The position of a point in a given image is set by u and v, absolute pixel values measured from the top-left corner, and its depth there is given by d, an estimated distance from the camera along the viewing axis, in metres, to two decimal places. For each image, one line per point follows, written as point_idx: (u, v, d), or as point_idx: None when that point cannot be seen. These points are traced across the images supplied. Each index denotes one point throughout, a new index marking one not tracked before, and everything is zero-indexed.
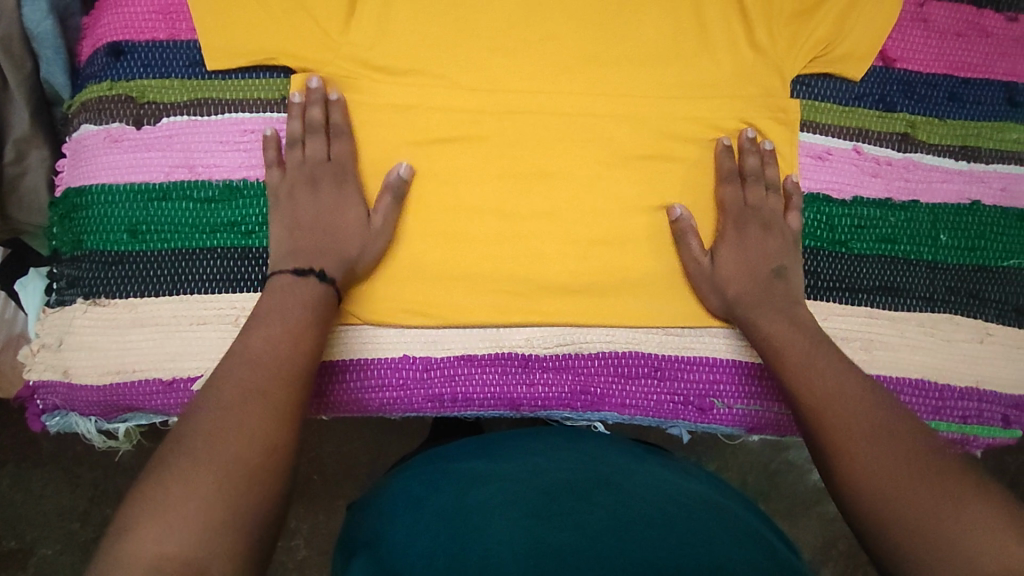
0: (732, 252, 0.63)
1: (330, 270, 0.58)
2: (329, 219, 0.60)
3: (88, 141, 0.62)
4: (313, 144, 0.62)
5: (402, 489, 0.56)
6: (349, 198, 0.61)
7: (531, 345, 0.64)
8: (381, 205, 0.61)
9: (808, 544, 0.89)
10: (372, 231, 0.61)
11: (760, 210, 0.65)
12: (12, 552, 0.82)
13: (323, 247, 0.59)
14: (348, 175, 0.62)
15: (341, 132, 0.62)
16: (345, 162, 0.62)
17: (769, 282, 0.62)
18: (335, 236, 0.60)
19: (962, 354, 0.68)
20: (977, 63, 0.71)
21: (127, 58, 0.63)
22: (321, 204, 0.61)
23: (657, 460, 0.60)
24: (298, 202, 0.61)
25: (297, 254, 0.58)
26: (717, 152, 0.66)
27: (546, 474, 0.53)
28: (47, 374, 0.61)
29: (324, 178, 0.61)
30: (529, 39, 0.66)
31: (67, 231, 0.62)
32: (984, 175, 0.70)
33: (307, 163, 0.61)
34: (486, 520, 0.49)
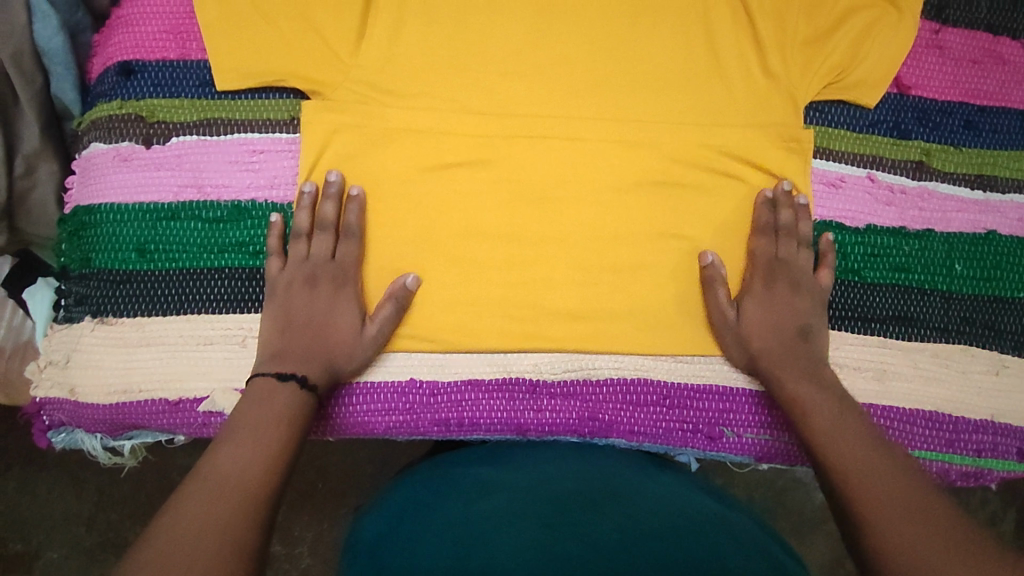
0: (758, 306, 0.62)
1: (311, 374, 0.56)
2: (322, 321, 0.59)
3: (98, 159, 0.63)
4: (319, 242, 0.61)
5: (402, 498, 0.55)
6: (349, 304, 0.60)
7: (538, 370, 0.64)
8: (379, 313, 0.60)
9: (816, 562, 0.88)
10: (363, 340, 0.60)
11: (791, 267, 0.63)
12: (17, 555, 0.82)
13: (310, 351, 0.58)
14: (348, 279, 0.61)
15: (351, 233, 0.61)
16: (347, 265, 0.61)
17: (794, 341, 0.61)
18: (324, 342, 0.59)
19: (977, 386, 0.67)
20: (993, 91, 0.71)
21: (137, 77, 0.64)
22: (315, 305, 0.60)
23: (665, 474, 0.58)
24: (294, 300, 0.60)
25: (285, 355, 0.57)
26: (757, 203, 0.65)
27: (551, 485, 0.52)
28: (53, 392, 0.61)
29: (321, 277, 0.60)
30: (540, 63, 0.66)
31: (76, 249, 0.62)
32: (1000, 205, 0.70)
33: (309, 261, 0.61)
34: (489, 528, 0.46)
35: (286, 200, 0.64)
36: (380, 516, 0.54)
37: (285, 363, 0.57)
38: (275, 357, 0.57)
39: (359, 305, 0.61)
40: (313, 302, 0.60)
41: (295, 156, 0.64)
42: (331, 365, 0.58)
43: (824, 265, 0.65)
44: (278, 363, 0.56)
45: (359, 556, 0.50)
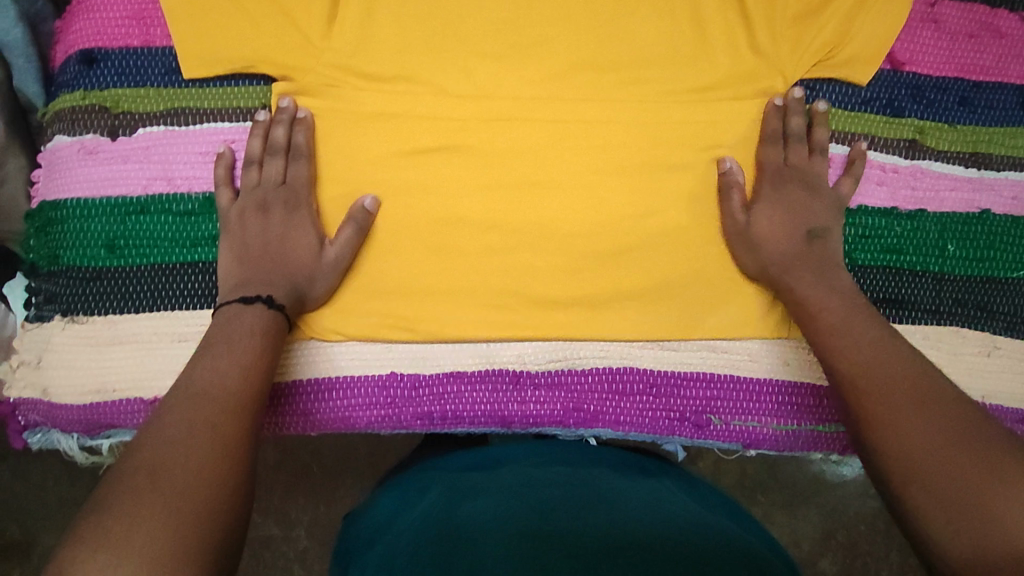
0: (773, 209, 0.61)
1: (278, 295, 0.56)
2: (277, 245, 0.58)
3: (63, 151, 0.61)
4: (269, 166, 0.59)
5: (394, 505, 0.54)
6: (305, 223, 0.59)
7: (522, 361, 0.62)
8: (339, 236, 0.59)
9: (808, 534, 0.88)
10: (324, 263, 0.58)
11: (802, 171, 0.63)
12: (15, 543, 0.81)
13: (270, 274, 0.56)
14: (301, 201, 0.59)
15: (301, 155, 0.60)
16: (298, 188, 0.59)
17: (809, 241, 0.60)
18: (284, 264, 0.57)
19: (967, 367, 0.66)
20: (988, 66, 0.68)
21: (100, 66, 0.61)
22: (269, 228, 0.58)
23: (655, 475, 0.57)
24: (248, 226, 0.58)
25: (245, 281, 0.56)
26: (766, 109, 0.64)
27: (538, 488, 0.50)
28: (27, 391, 0.60)
29: (273, 201, 0.59)
30: (519, 43, 0.63)
31: (43, 245, 0.60)
32: (994, 183, 0.68)
33: (260, 186, 0.59)
34: (476, 516, 0.47)
35: None
36: (366, 527, 0.54)
37: (248, 286, 0.55)
38: (236, 286, 0.56)
39: (317, 227, 0.59)
40: (267, 228, 0.58)
41: None
42: (294, 289, 0.57)
43: (848, 173, 0.64)
44: (240, 290, 0.55)
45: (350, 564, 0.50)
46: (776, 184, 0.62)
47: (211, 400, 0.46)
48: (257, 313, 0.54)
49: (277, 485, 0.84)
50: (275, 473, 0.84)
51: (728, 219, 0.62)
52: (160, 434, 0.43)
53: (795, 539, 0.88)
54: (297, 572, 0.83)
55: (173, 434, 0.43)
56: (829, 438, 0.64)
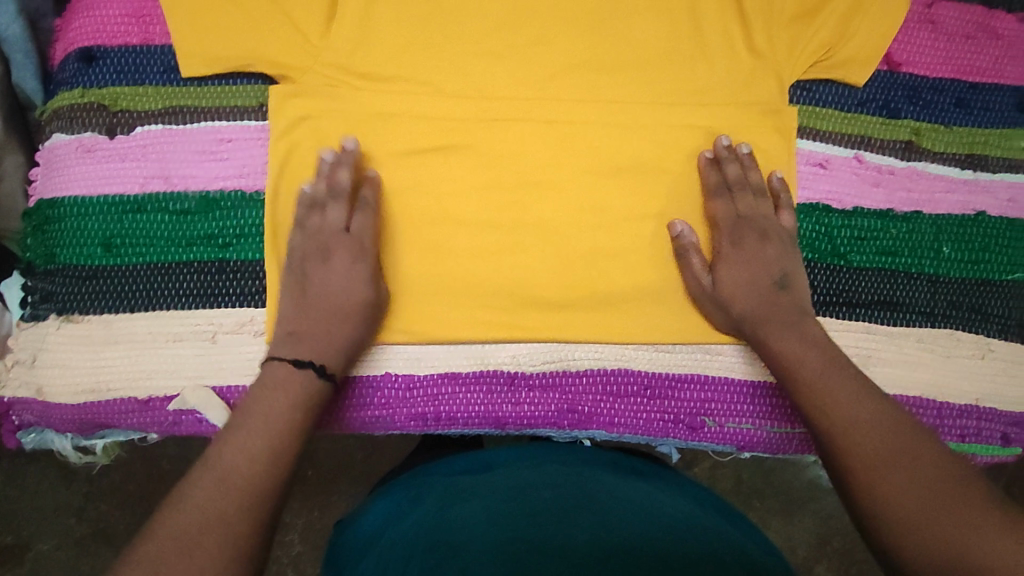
0: (733, 266, 0.60)
1: (327, 360, 0.54)
2: (336, 296, 0.57)
3: (60, 150, 0.61)
4: (333, 212, 0.58)
5: (390, 506, 0.54)
6: (361, 275, 0.57)
7: (517, 362, 0.62)
8: (384, 279, 0.58)
9: (803, 540, 0.88)
10: (377, 313, 0.57)
11: (755, 220, 0.62)
12: (9, 548, 0.81)
13: (326, 330, 0.55)
14: (363, 250, 0.58)
15: (364, 204, 0.59)
16: (362, 237, 0.58)
17: (773, 293, 0.59)
18: (342, 318, 0.56)
19: (961, 370, 0.66)
20: (985, 67, 0.69)
21: (99, 64, 0.61)
22: (330, 276, 0.57)
23: (646, 476, 0.57)
24: (311, 276, 0.57)
25: (300, 335, 0.55)
26: (701, 166, 0.63)
27: (532, 490, 0.51)
28: (21, 391, 0.60)
29: (334, 247, 0.58)
30: (518, 43, 0.63)
31: (39, 244, 0.60)
32: (990, 185, 0.68)
33: (322, 234, 0.58)
34: (468, 524, 0.46)
35: (256, 190, 0.62)
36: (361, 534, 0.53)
37: (300, 344, 0.54)
38: (290, 337, 0.55)
39: (376, 274, 0.58)
40: (328, 277, 0.57)
41: (264, 145, 0.62)
42: (347, 346, 0.56)
43: (783, 207, 0.63)
44: (290, 344, 0.54)
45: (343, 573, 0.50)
46: (735, 239, 0.61)
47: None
48: (305, 378, 0.52)
49: None
50: None
51: (692, 284, 0.62)
52: None
53: (791, 546, 0.88)
54: None
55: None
56: None
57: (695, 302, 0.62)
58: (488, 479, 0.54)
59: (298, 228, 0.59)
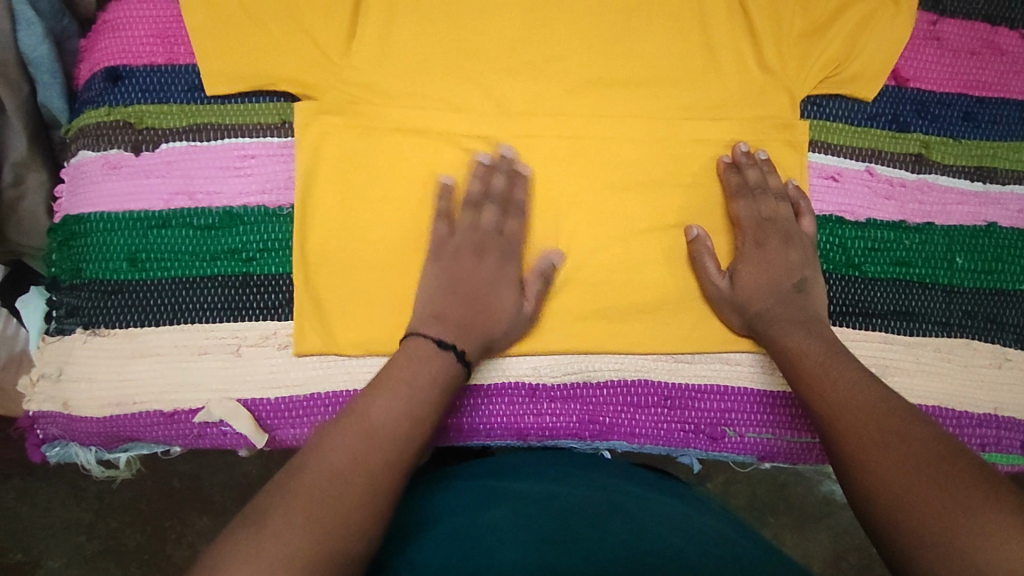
0: (753, 267, 0.62)
1: (466, 346, 0.56)
2: (506, 295, 0.59)
3: (87, 167, 0.62)
4: (487, 212, 0.61)
5: (411, 504, 0.55)
6: (509, 278, 0.60)
7: (538, 374, 0.63)
8: (530, 289, 0.61)
9: (819, 556, 0.88)
10: (521, 315, 0.60)
11: (777, 222, 0.63)
12: (18, 565, 0.80)
13: (471, 319, 0.57)
14: (512, 255, 0.61)
15: (514, 208, 0.62)
16: (514, 239, 0.61)
17: (793, 295, 0.60)
18: (479, 311, 0.58)
19: (979, 379, 0.66)
20: (991, 82, 0.70)
21: (124, 83, 0.63)
22: (484, 271, 0.60)
23: (667, 488, 0.57)
24: (455, 269, 0.59)
25: (443, 316, 0.56)
26: (720, 170, 0.65)
27: (560, 496, 0.51)
28: (46, 405, 0.60)
29: (489, 246, 0.61)
30: (535, 60, 0.65)
31: (65, 259, 0.61)
32: (1000, 197, 0.69)
33: (453, 234, 0.61)
34: (498, 540, 0.46)
35: (278, 205, 0.63)
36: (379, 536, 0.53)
37: (445, 324, 0.56)
38: (434, 318, 0.56)
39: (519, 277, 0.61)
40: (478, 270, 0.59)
41: (287, 161, 0.63)
42: (487, 339, 0.57)
43: (803, 213, 0.64)
44: (434, 323, 0.56)
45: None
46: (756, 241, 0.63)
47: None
48: (443, 363, 0.53)
49: None
50: None
51: (708, 286, 0.62)
52: None
53: (808, 561, 0.88)
54: None
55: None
56: None
57: (711, 303, 0.63)
58: (519, 487, 0.53)
59: (447, 220, 0.61)
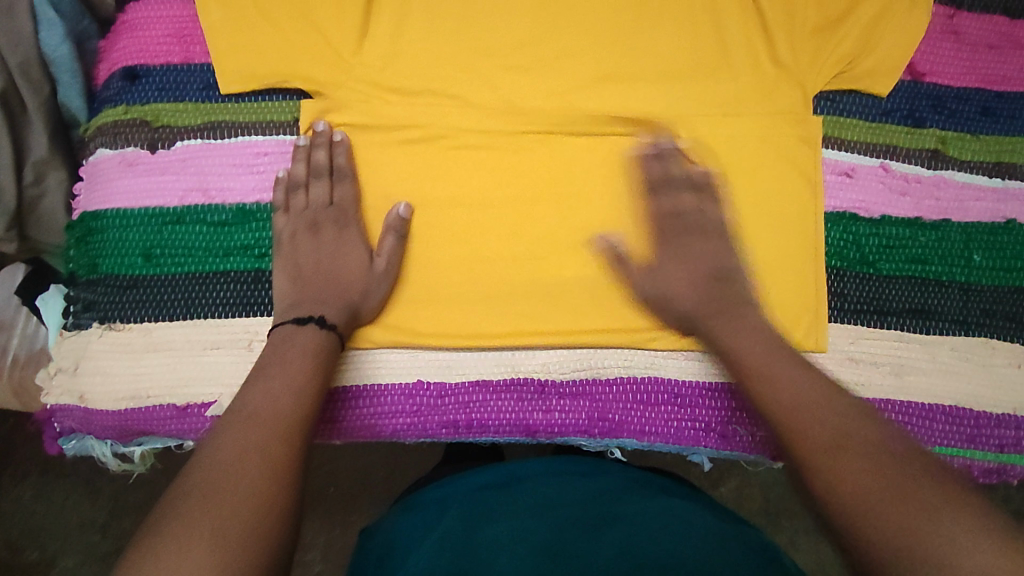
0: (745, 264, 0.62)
1: (330, 315, 0.57)
2: (352, 265, 0.60)
3: (104, 164, 0.63)
4: (315, 188, 0.61)
5: (411, 515, 0.55)
6: (353, 238, 0.61)
7: (547, 370, 0.63)
8: (384, 247, 0.61)
9: (832, 561, 0.86)
10: (374, 274, 0.60)
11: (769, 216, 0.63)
12: (34, 563, 0.82)
13: (324, 293, 0.58)
14: (349, 219, 0.62)
15: (345, 175, 0.62)
16: (346, 207, 0.62)
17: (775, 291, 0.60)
18: (338, 281, 0.59)
19: (998, 378, 0.65)
20: (1011, 76, 0.69)
21: (142, 82, 0.64)
22: (330, 241, 0.61)
23: (673, 491, 0.56)
24: (300, 247, 0.61)
25: (302, 301, 0.58)
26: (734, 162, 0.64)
27: (557, 508, 0.50)
28: (64, 398, 0.61)
29: (318, 220, 0.61)
30: (545, 57, 0.65)
31: (83, 255, 0.62)
32: (1020, 193, 0.68)
33: (309, 208, 0.61)
34: (495, 556, 0.45)
35: None
36: (387, 543, 0.53)
37: (301, 309, 0.57)
38: (291, 306, 0.58)
39: (364, 238, 0.61)
40: (317, 245, 0.60)
41: None
42: (350, 307, 0.59)
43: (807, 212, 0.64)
44: (294, 312, 0.57)
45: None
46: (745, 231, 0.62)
47: (258, 413, 0.48)
48: (309, 334, 0.55)
49: None
50: None
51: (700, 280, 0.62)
52: (212, 456, 0.44)
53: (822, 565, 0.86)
54: None
55: (224, 453, 0.45)
56: None
57: None
58: (517, 497, 0.53)
59: (284, 210, 0.62)
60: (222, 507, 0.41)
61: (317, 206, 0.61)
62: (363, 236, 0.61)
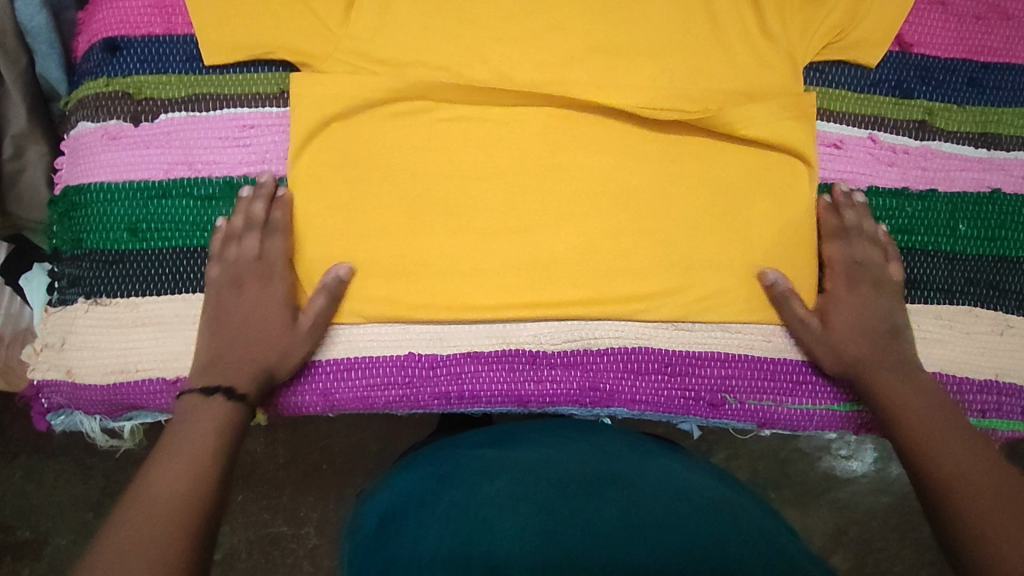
0: (845, 312, 0.62)
1: (241, 384, 0.55)
2: (278, 326, 0.58)
3: (86, 138, 0.62)
4: (247, 243, 0.59)
5: (410, 476, 0.55)
6: (278, 298, 0.59)
7: (539, 341, 0.63)
8: (312, 307, 0.59)
9: (819, 529, 0.88)
10: (298, 335, 0.59)
11: (870, 268, 0.63)
12: (27, 542, 0.81)
13: (244, 357, 0.57)
14: (276, 275, 0.60)
15: (279, 231, 0.60)
16: (276, 263, 0.60)
17: (885, 340, 0.61)
18: (259, 343, 0.58)
19: (981, 346, 0.66)
20: (997, 47, 0.69)
21: (123, 53, 0.62)
22: (263, 297, 0.59)
23: (667, 453, 0.58)
24: (226, 304, 0.59)
25: (219, 365, 0.56)
26: (819, 209, 0.65)
27: (557, 465, 0.50)
28: (51, 373, 0.61)
29: (244, 275, 0.59)
30: (535, 28, 0.64)
31: (66, 230, 0.61)
32: (1004, 163, 0.68)
33: (237, 263, 0.59)
34: (495, 514, 0.45)
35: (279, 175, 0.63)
36: (387, 503, 0.53)
37: (215, 374, 0.55)
38: (206, 370, 0.56)
39: (290, 297, 0.60)
40: (244, 301, 0.59)
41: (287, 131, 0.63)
42: (268, 371, 0.57)
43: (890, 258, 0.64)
44: (208, 375, 0.55)
45: (362, 558, 0.50)
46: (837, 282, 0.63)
47: None
48: (215, 407, 0.53)
49: (288, 484, 0.84)
50: (287, 470, 0.84)
51: (797, 326, 0.63)
52: None
53: (808, 534, 0.88)
54: (306, 569, 0.83)
55: None
56: (844, 417, 0.65)
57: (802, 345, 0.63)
58: (517, 456, 0.53)
59: (217, 260, 0.60)
60: (167, 515, 0.43)
61: (246, 261, 0.59)
62: (291, 295, 0.60)
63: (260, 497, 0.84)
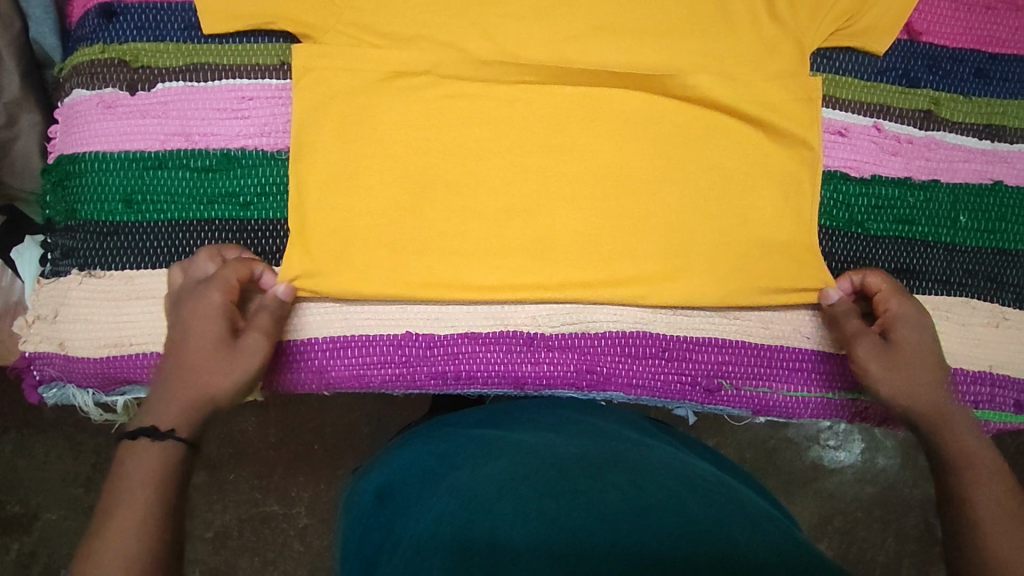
0: (909, 335, 0.59)
1: (166, 420, 0.49)
2: (210, 343, 0.53)
3: (80, 106, 0.60)
4: (199, 270, 0.57)
5: (410, 454, 0.55)
6: (213, 312, 0.54)
7: (536, 323, 0.63)
8: (257, 322, 0.56)
9: (805, 518, 0.89)
10: (236, 351, 0.53)
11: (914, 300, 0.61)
12: (16, 516, 0.81)
13: (178, 386, 0.52)
14: (214, 287, 0.55)
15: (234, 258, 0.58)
16: (219, 278, 0.56)
17: (940, 371, 0.58)
18: (190, 365, 0.52)
19: (976, 337, 0.66)
20: (1006, 39, 0.69)
21: (119, 19, 0.61)
22: (200, 308, 0.54)
23: (667, 439, 0.57)
24: (173, 332, 0.55)
25: (157, 400, 0.51)
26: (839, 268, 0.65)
27: (557, 448, 0.50)
28: (42, 346, 0.60)
29: (184, 296, 0.56)
30: (541, 5, 0.63)
31: (60, 201, 0.60)
32: (1007, 155, 0.68)
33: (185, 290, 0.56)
34: (496, 493, 0.44)
35: (277, 148, 0.62)
36: (385, 482, 0.53)
37: (149, 412, 0.50)
38: (144, 408, 0.51)
39: (224, 307, 0.55)
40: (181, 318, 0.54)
41: (285, 104, 0.62)
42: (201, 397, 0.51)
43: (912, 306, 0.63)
44: (143, 415, 0.50)
45: (362, 535, 0.49)
46: (881, 298, 0.61)
47: None
48: (141, 450, 0.47)
49: (279, 463, 0.84)
50: (278, 449, 0.84)
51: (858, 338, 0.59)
52: None
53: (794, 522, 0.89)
54: (297, 548, 0.83)
55: None
56: (838, 404, 0.66)
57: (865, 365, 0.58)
58: (519, 438, 0.52)
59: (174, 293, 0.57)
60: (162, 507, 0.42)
61: (193, 280, 0.57)
62: (232, 310, 0.55)
63: (252, 476, 0.83)
